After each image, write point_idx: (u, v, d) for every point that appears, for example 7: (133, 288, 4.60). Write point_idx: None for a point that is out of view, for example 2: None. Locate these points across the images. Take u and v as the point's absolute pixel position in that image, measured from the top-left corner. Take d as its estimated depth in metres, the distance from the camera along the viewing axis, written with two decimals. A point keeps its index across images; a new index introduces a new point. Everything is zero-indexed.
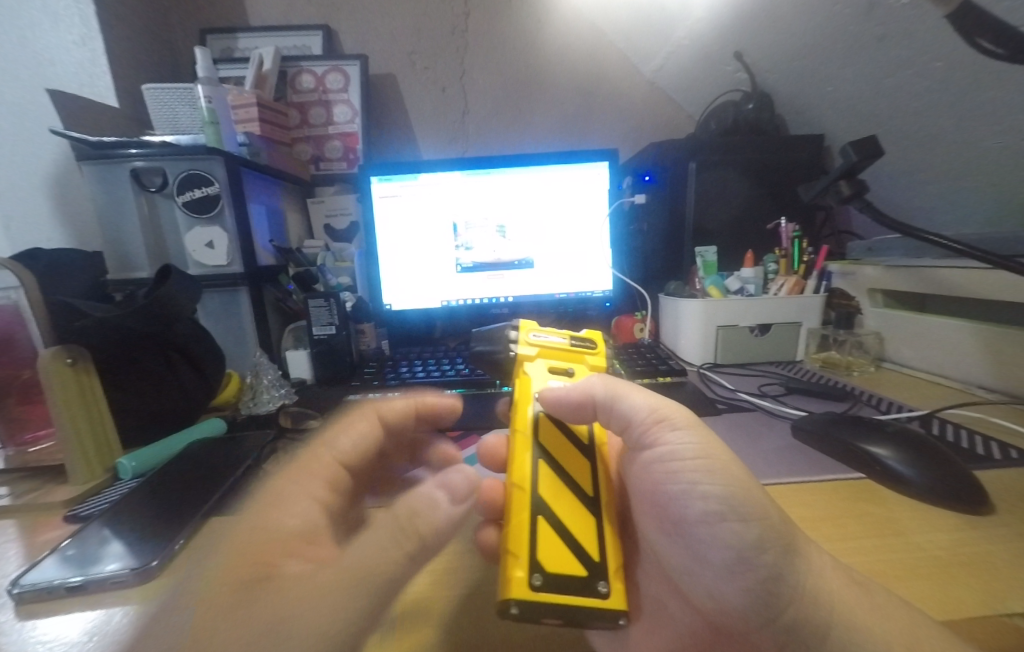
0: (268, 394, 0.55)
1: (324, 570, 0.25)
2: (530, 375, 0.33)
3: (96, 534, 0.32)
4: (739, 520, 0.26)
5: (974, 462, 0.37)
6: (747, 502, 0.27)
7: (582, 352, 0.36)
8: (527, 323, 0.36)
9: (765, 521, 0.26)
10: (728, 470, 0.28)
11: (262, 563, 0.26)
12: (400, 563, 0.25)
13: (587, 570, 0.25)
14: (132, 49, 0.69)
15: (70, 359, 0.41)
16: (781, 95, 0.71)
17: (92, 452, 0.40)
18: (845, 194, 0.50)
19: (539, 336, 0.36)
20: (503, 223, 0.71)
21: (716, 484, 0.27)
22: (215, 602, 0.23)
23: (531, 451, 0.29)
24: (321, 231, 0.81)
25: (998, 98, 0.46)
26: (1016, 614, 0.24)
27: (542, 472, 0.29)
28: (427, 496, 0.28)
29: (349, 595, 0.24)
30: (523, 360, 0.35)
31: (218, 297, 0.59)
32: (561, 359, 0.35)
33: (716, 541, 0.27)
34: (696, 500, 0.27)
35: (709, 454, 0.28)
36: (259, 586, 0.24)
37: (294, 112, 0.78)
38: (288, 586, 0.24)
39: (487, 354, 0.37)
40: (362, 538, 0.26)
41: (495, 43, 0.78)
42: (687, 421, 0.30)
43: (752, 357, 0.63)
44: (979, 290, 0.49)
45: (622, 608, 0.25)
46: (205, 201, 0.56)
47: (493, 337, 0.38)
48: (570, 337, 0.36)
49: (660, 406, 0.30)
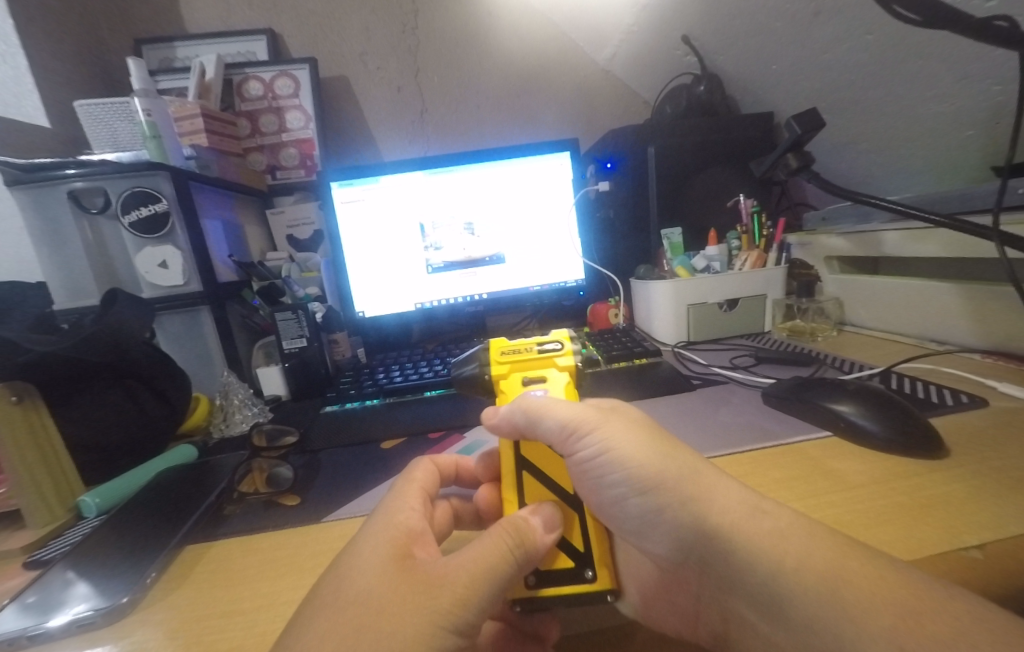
0: (240, 415, 0.53)
1: (459, 563, 0.24)
2: (507, 394, 0.33)
3: (62, 576, 0.30)
4: (653, 490, 0.27)
5: (931, 410, 0.39)
6: (670, 472, 0.27)
7: (552, 356, 0.35)
8: (496, 345, 0.36)
9: (684, 476, 0.27)
10: (638, 445, 0.28)
11: (398, 554, 0.24)
12: (515, 566, 0.25)
13: (574, 561, 0.28)
14: (60, 65, 0.66)
15: (15, 396, 0.39)
16: (730, 75, 0.72)
17: (51, 493, 0.38)
18: (794, 166, 0.52)
19: (508, 352, 0.35)
20: (470, 220, 0.70)
21: (623, 469, 0.28)
22: (355, 595, 0.22)
23: (511, 469, 0.31)
24: (285, 242, 0.79)
25: (925, 66, 0.49)
26: (974, 547, 0.25)
27: (525, 482, 0.31)
28: (533, 519, 0.27)
29: (472, 593, 0.23)
30: (499, 379, 0.34)
31: (177, 317, 0.57)
32: (536, 368, 0.34)
33: (637, 507, 0.28)
34: (627, 491, 0.28)
35: (618, 439, 0.28)
36: (399, 577, 0.23)
37: (245, 121, 0.75)
38: (429, 580, 0.23)
39: (466, 377, 0.35)
40: (483, 539, 0.25)
41: (445, 39, 0.77)
42: (595, 425, 0.29)
43: (723, 332, 0.65)
44: (923, 247, 0.51)
45: (609, 586, 0.27)
46: (153, 221, 0.53)
47: (468, 356, 0.36)
48: (539, 346, 0.35)
49: (569, 419, 0.29)
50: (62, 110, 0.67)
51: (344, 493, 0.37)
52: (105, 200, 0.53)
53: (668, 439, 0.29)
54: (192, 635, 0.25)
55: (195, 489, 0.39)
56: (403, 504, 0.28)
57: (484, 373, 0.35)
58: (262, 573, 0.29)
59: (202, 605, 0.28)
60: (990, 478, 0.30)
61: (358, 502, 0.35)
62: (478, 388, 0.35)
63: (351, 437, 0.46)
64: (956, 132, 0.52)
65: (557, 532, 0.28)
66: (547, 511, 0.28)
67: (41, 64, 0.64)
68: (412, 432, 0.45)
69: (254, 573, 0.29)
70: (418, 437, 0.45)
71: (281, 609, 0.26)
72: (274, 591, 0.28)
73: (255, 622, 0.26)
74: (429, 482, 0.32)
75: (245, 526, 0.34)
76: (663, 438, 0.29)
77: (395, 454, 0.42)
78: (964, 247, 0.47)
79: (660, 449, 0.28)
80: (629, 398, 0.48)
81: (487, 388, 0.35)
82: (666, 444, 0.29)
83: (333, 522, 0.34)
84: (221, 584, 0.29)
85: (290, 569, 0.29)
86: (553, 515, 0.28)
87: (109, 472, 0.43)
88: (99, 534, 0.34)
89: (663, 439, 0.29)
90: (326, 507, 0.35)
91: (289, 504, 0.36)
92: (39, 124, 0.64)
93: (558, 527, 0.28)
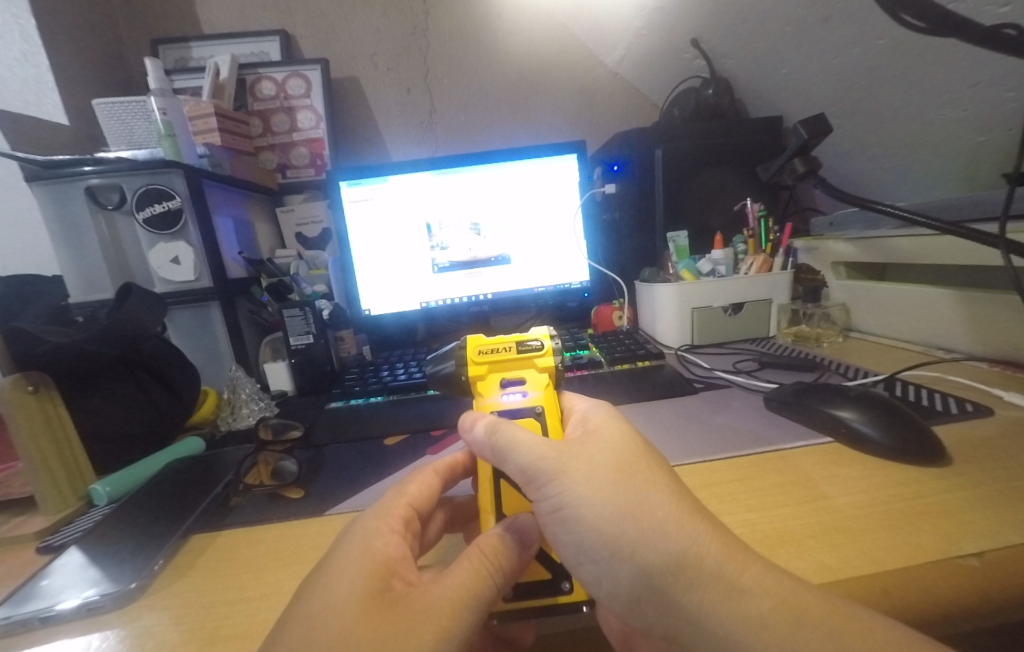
0: (247, 409, 0.54)
1: (437, 597, 0.24)
2: (484, 395, 0.32)
3: (73, 562, 0.31)
4: (609, 548, 0.24)
5: (934, 418, 0.39)
6: (629, 524, 0.24)
7: (531, 357, 0.33)
8: (471, 343, 0.34)
9: (646, 528, 0.24)
10: (597, 495, 0.25)
11: (376, 589, 0.24)
12: (493, 591, 0.25)
13: (551, 572, 0.27)
14: (78, 64, 0.68)
15: (31, 386, 0.40)
16: (739, 79, 0.72)
17: (62, 480, 0.39)
18: (800, 171, 0.51)
19: (485, 351, 0.33)
20: (476, 220, 0.70)
21: (575, 521, 0.25)
22: (335, 633, 0.22)
23: (488, 477, 0.30)
24: (294, 240, 0.80)
25: (936, 72, 0.48)
26: (971, 555, 0.25)
27: (502, 490, 0.29)
28: (506, 534, 0.26)
29: (451, 625, 0.24)
30: (476, 380, 0.33)
31: (188, 312, 0.58)
32: (514, 368, 0.33)
33: (590, 563, 0.25)
34: (587, 548, 0.25)
35: (572, 486, 0.25)
36: (377, 615, 0.23)
37: (257, 120, 0.76)
38: (408, 616, 0.23)
39: (442, 376, 0.34)
40: (459, 569, 0.25)
41: (455, 41, 0.78)
42: (549, 474, 0.26)
43: (727, 336, 0.64)
44: (931, 254, 0.51)
45: (586, 597, 0.27)
46: (167, 216, 0.55)
47: (445, 354, 0.35)
48: (518, 344, 0.33)
49: (526, 464, 0.26)
50: (81, 108, 0.68)
51: (347, 487, 0.38)
52: (121, 196, 0.54)
53: (637, 481, 0.25)
54: (196, 621, 0.26)
55: (202, 481, 0.40)
56: (382, 529, 0.27)
57: (462, 372, 0.33)
58: (264, 564, 0.30)
59: (208, 592, 0.28)
60: (990, 488, 0.30)
61: (359, 497, 0.36)
62: (454, 388, 0.34)
63: (355, 434, 0.46)
64: (966, 139, 0.51)
65: (534, 549, 0.27)
66: (523, 522, 0.27)
67: (60, 63, 0.65)
68: (414, 429, 0.46)
69: (257, 564, 0.30)
70: (420, 434, 0.46)
71: (282, 599, 0.27)
72: (277, 581, 0.28)
73: (256, 611, 0.26)
74: (420, 500, 0.30)
75: (250, 517, 0.35)
76: (633, 482, 0.25)
77: (397, 451, 0.43)
78: (971, 255, 0.47)
79: (625, 497, 0.25)
80: (630, 400, 0.48)
81: (465, 388, 0.33)
82: (634, 491, 0.25)
83: (336, 516, 0.34)
84: (226, 573, 0.30)
85: (292, 560, 0.30)
86: (531, 529, 0.27)
87: (118, 463, 0.44)
88: (108, 523, 0.35)
89: (631, 484, 0.25)
90: (327, 502, 0.36)
91: (293, 497, 0.37)
92: (58, 121, 0.66)
93: (535, 542, 0.27)
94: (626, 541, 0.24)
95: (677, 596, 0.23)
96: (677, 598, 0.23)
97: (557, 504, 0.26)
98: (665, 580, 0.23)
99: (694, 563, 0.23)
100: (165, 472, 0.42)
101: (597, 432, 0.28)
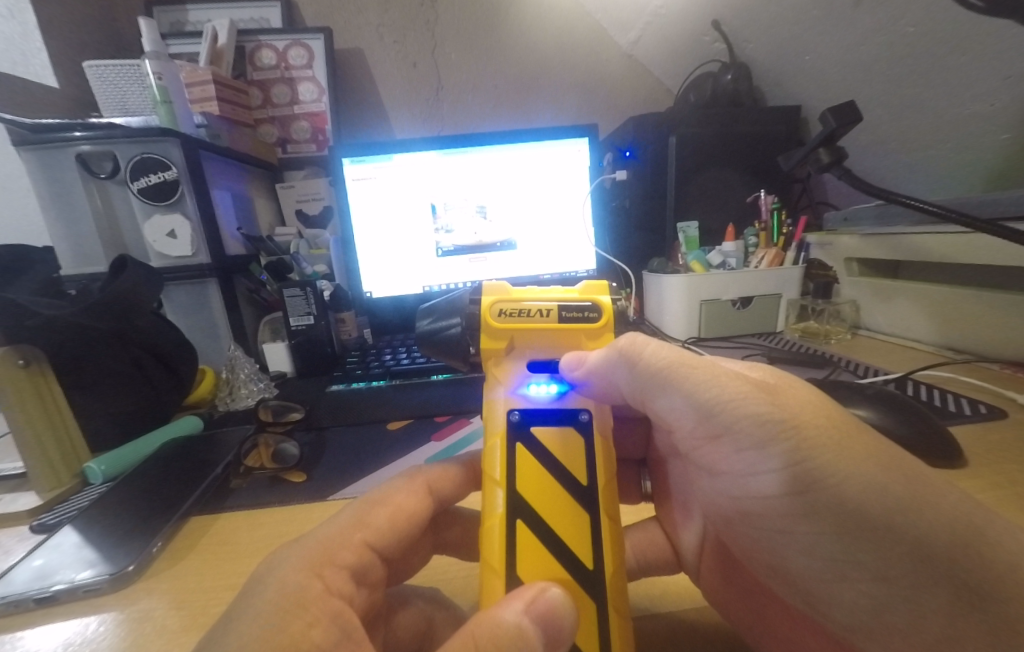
0: (246, 390, 0.53)
1: None
2: (502, 383, 0.29)
3: (68, 542, 0.30)
4: (840, 531, 0.20)
5: (948, 419, 0.39)
6: (904, 516, 0.19)
7: (576, 326, 0.28)
8: (491, 304, 0.29)
9: (936, 524, 0.18)
10: (850, 461, 0.20)
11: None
12: None
13: None
14: (70, 24, 0.64)
15: (22, 360, 0.38)
16: (758, 64, 0.70)
17: (56, 458, 0.37)
18: (824, 162, 0.50)
19: (509, 317, 0.29)
20: (483, 203, 0.69)
21: (805, 492, 0.21)
22: None
23: (500, 514, 0.25)
24: (294, 218, 0.78)
25: (969, 62, 0.47)
26: None
27: (522, 540, 0.24)
28: (527, 621, 0.20)
29: None
30: (496, 353, 0.29)
31: (185, 287, 0.56)
32: (553, 338, 0.29)
33: (816, 546, 0.21)
34: (801, 530, 0.22)
35: (800, 450, 0.21)
36: None
37: (256, 91, 0.73)
38: None
39: (433, 333, 0.32)
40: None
41: (464, 14, 0.74)
42: (766, 432, 0.22)
43: (734, 329, 0.64)
44: (954, 254, 0.49)
45: None
46: (163, 187, 0.52)
47: (450, 311, 0.32)
48: (561, 307, 0.29)
49: (706, 409, 0.23)
50: (71, 70, 0.65)
51: (350, 473, 0.37)
52: (116, 163, 0.51)
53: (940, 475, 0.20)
54: (198, 607, 0.25)
55: (200, 462, 0.38)
56: (323, 577, 0.24)
57: (463, 333, 0.31)
58: (267, 548, 0.29)
59: (207, 577, 0.27)
60: (1009, 492, 0.30)
61: (364, 483, 0.35)
62: (456, 356, 0.32)
63: (357, 418, 0.45)
64: (990, 135, 0.50)
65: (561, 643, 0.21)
66: (548, 606, 0.21)
67: (50, 21, 0.62)
68: (419, 415, 0.45)
69: (259, 548, 0.29)
70: (426, 420, 0.45)
71: None
72: None
73: None
74: (384, 534, 0.27)
75: (251, 500, 0.34)
76: (904, 466, 0.20)
77: (402, 437, 0.42)
78: (995, 255, 0.46)
79: (896, 473, 0.20)
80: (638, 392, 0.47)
81: (451, 354, 0.32)
82: (909, 474, 0.20)
83: (341, 501, 0.33)
84: (228, 557, 0.29)
85: None
86: (555, 615, 0.21)
87: (115, 440, 0.43)
88: (100, 504, 0.34)
89: (900, 465, 0.20)
90: (332, 487, 0.35)
91: (295, 480, 0.36)
92: (47, 84, 0.63)
93: (563, 637, 0.21)
94: (887, 536, 0.19)
95: (958, 626, 0.18)
96: (960, 625, 0.18)
97: (779, 465, 0.21)
98: (946, 599, 0.18)
99: (999, 582, 0.17)
100: (138, 460, 0.40)
101: (784, 379, 0.24)
